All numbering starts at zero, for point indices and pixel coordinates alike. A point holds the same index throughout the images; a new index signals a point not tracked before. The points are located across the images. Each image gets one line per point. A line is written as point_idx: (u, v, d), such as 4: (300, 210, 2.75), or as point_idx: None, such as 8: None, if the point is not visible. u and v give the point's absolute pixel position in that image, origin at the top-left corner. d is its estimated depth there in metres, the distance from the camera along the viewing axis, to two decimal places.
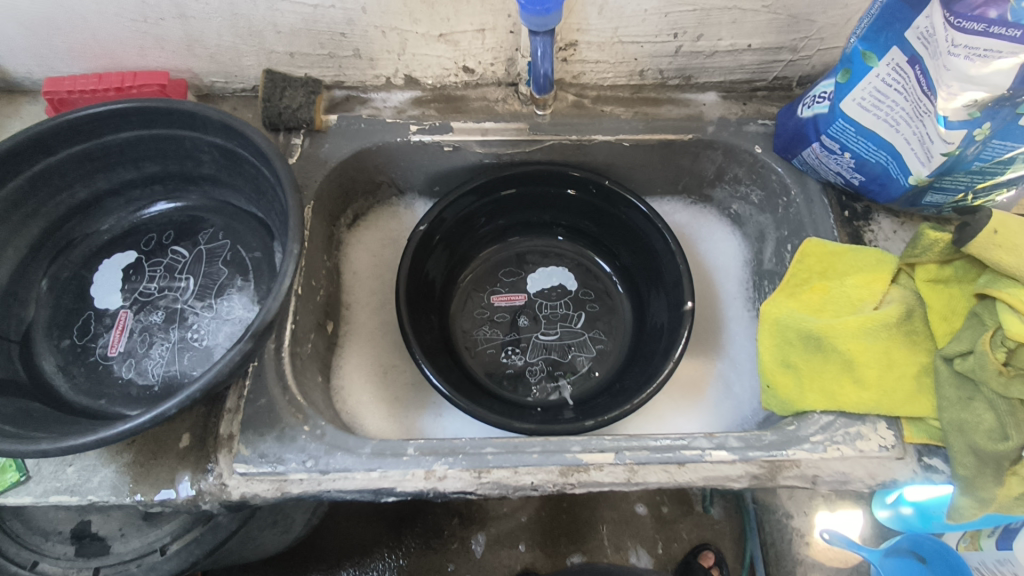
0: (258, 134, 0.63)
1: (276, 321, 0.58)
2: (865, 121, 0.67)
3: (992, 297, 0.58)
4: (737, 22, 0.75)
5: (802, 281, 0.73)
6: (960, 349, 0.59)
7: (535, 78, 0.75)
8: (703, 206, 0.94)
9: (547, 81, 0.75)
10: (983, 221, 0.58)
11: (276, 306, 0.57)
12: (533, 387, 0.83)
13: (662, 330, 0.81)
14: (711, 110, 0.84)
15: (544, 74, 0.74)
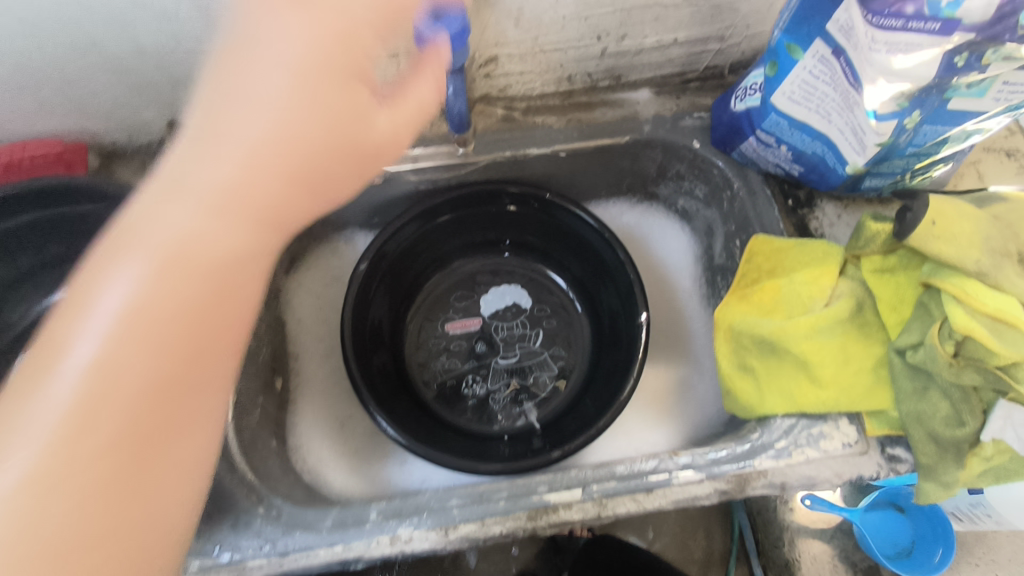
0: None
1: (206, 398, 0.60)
2: (798, 114, 0.65)
3: (937, 287, 0.58)
4: (661, 19, 0.72)
5: (751, 280, 0.71)
6: (911, 341, 0.59)
7: (452, 116, 0.71)
8: (650, 203, 0.92)
9: (462, 118, 0.72)
10: (922, 210, 0.56)
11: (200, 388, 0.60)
12: (498, 415, 0.82)
13: (621, 342, 0.80)
14: (646, 108, 0.81)
15: (459, 113, 0.71)
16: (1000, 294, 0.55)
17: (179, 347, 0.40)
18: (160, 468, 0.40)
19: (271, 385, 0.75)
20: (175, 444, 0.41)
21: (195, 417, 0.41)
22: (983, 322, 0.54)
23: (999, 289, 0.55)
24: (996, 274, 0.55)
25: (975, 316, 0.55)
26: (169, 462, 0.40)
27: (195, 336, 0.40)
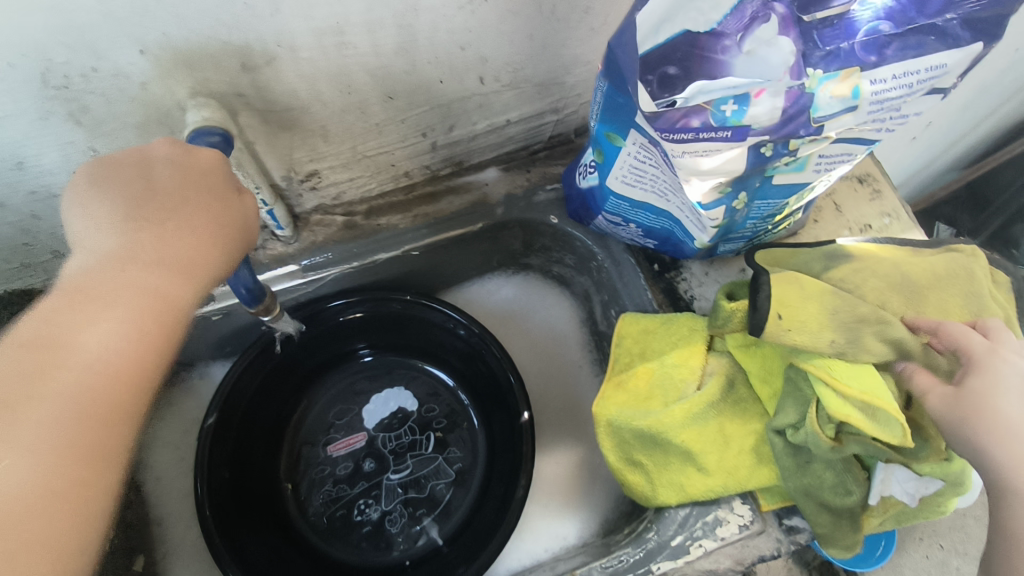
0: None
1: None
2: (637, 196, 0.61)
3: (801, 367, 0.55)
4: (484, 105, 0.68)
5: (625, 365, 0.68)
6: (788, 421, 0.56)
7: (237, 289, 0.57)
8: (525, 275, 0.88)
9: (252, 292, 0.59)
10: (766, 305, 0.55)
11: None
12: (397, 538, 0.76)
13: (513, 441, 0.74)
14: (495, 188, 0.77)
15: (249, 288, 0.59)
16: (862, 369, 0.53)
17: (88, 429, 0.41)
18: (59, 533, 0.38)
19: (127, 569, 0.67)
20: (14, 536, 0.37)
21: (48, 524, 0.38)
22: (855, 405, 0.52)
23: (860, 364, 0.53)
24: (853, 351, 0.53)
25: (847, 401, 0.52)
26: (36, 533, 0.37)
27: (118, 415, 0.43)
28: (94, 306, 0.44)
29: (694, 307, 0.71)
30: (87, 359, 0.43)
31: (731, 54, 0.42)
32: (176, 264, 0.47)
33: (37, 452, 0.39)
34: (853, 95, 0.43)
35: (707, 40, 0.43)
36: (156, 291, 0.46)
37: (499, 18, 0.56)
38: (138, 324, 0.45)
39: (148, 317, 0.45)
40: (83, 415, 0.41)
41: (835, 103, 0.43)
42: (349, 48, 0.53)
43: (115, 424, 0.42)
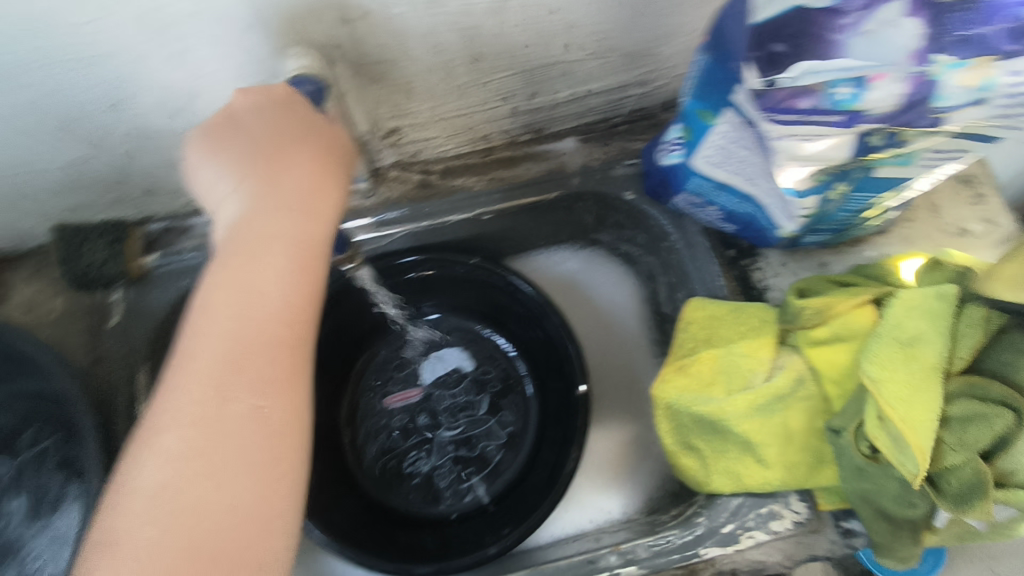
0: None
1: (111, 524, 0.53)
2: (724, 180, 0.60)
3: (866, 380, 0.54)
4: (569, 73, 0.66)
5: (689, 350, 0.66)
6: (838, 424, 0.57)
7: None
8: (592, 250, 0.87)
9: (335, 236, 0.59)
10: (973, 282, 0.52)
11: None
12: (445, 493, 0.78)
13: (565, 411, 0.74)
14: (572, 159, 0.76)
15: None
16: (915, 399, 0.51)
17: (262, 367, 0.45)
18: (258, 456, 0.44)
19: None
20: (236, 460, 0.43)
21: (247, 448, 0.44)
22: (891, 430, 0.52)
23: (916, 387, 0.51)
24: (913, 367, 0.52)
25: (883, 425, 0.52)
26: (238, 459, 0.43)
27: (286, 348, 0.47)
28: (252, 262, 0.46)
29: (767, 297, 0.70)
30: (257, 307, 0.46)
31: (846, 35, 0.40)
32: (317, 208, 0.49)
33: (227, 390, 0.44)
34: (984, 86, 0.40)
35: (824, 17, 0.40)
36: (303, 237, 0.48)
37: None
38: (294, 268, 0.47)
39: (300, 262, 0.48)
40: (253, 354, 0.45)
41: (963, 93, 0.40)
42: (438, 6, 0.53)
43: (291, 361, 0.46)
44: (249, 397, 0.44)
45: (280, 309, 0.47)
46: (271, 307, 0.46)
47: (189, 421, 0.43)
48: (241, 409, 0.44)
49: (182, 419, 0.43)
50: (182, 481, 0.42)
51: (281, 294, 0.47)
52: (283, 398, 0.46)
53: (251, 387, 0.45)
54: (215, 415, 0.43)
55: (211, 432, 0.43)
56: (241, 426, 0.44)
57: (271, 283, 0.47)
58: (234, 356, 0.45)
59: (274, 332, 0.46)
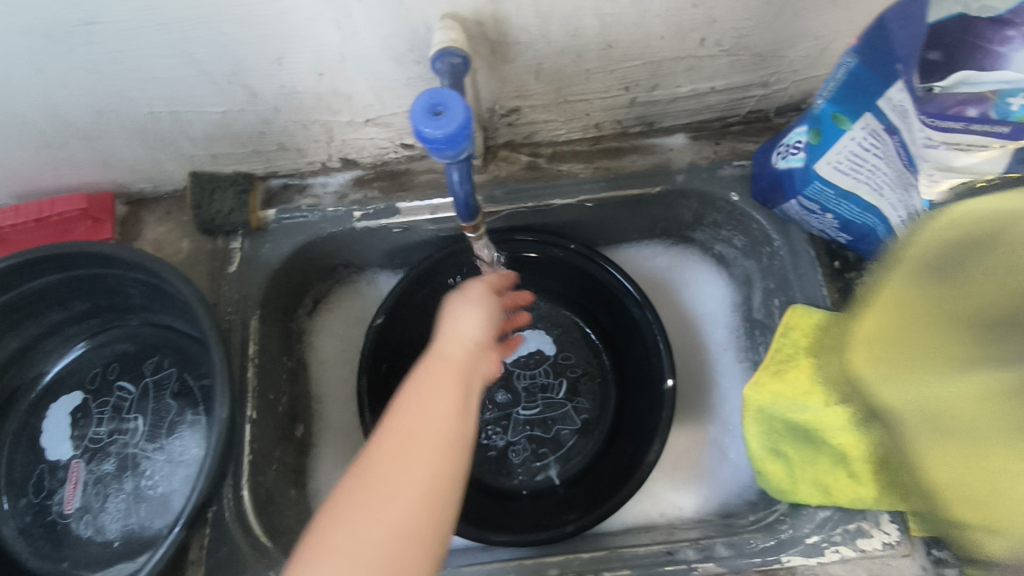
0: (184, 283, 0.60)
1: (230, 452, 0.57)
2: (841, 184, 0.58)
3: None
4: (695, 68, 0.66)
5: (785, 357, 0.65)
6: None
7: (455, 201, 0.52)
8: (684, 248, 0.87)
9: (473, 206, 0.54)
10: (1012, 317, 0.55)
11: (219, 435, 0.56)
12: (518, 469, 0.80)
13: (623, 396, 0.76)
14: (680, 155, 0.76)
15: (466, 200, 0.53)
16: None
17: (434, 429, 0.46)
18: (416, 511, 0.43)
19: (291, 434, 0.76)
20: (400, 521, 0.42)
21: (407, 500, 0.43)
22: None
23: None
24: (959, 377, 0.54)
25: None
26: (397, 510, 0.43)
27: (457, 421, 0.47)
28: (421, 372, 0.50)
29: None
30: (425, 401, 0.48)
31: (1012, 47, 0.44)
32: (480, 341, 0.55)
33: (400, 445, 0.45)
34: None
35: (986, 26, 0.45)
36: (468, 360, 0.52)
37: None
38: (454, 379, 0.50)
39: (459, 375, 0.50)
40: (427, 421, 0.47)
41: None
42: None
43: (451, 450, 0.46)
44: (411, 479, 0.44)
45: (451, 394, 0.49)
46: (435, 402, 0.48)
47: (354, 498, 0.43)
48: (402, 489, 0.43)
49: (348, 495, 0.43)
50: (341, 553, 0.41)
51: (443, 397, 0.48)
52: (440, 482, 0.44)
53: (412, 469, 0.44)
54: (377, 493, 0.43)
55: (371, 508, 0.42)
56: (411, 487, 0.43)
57: (434, 386, 0.49)
58: (400, 439, 0.45)
59: (436, 422, 0.46)
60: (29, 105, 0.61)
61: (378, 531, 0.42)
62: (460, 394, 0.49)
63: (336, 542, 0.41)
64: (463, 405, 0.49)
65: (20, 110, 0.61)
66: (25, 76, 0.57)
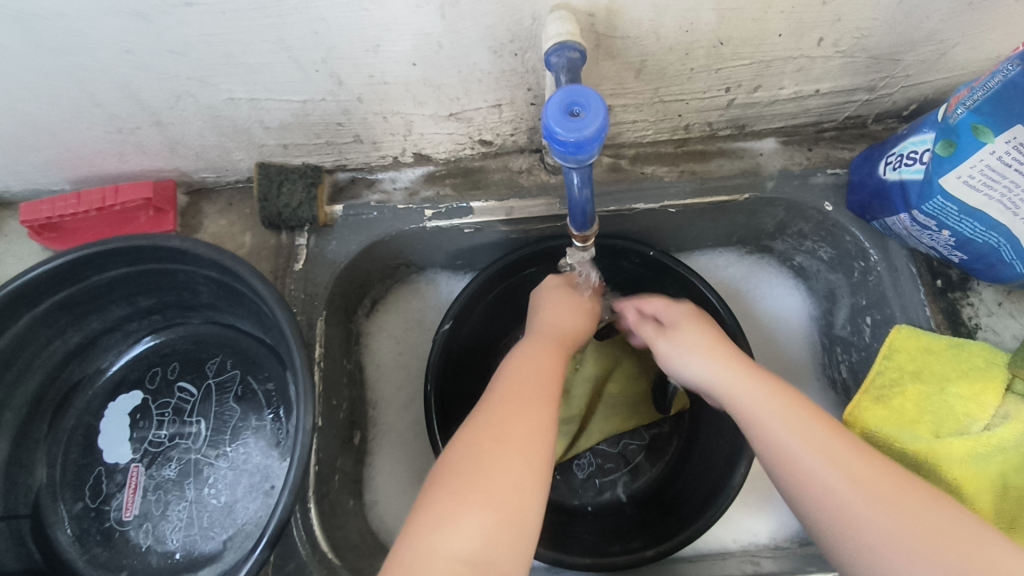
0: (263, 285, 0.57)
1: (310, 467, 0.54)
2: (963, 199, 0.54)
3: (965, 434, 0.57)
4: (804, 70, 0.62)
5: (890, 380, 0.62)
6: None
7: (573, 207, 0.49)
8: (760, 256, 0.82)
9: (587, 215, 0.50)
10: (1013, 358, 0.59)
11: (304, 446, 0.53)
12: (582, 484, 0.77)
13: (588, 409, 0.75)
14: (770, 160, 0.72)
15: (583, 208, 0.50)
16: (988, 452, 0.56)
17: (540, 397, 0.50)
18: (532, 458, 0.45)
19: (351, 440, 0.72)
20: (522, 467, 0.44)
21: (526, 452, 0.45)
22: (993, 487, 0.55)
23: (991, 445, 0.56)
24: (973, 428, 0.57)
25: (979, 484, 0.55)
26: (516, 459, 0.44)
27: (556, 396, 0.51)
28: (530, 344, 0.57)
29: (976, 336, 0.65)
30: (528, 372, 0.52)
31: None
32: (574, 332, 0.62)
33: (513, 407, 0.48)
34: None
35: None
36: (575, 329, 0.63)
37: None
38: (555, 358, 0.56)
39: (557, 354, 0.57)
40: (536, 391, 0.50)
41: None
42: None
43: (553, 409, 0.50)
44: (531, 432, 0.47)
45: (552, 362, 0.55)
46: (539, 372, 0.53)
47: (483, 442, 0.45)
48: (528, 434, 0.46)
49: (471, 447, 0.45)
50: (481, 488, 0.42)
51: (542, 369, 0.53)
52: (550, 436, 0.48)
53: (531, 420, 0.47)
54: (502, 441, 0.45)
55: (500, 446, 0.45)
56: (529, 442, 0.46)
57: (535, 360, 0.54)
58: (513, 400, 0.49)
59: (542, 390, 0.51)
60: (106, 88, 0.57)
61: (509, 464, 0.44)
62: (561, 371, 0.54)
63: (475, 475, 0.43)
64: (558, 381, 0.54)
65: (95, 93, 0.58)
66: (107, 57, 0.53)
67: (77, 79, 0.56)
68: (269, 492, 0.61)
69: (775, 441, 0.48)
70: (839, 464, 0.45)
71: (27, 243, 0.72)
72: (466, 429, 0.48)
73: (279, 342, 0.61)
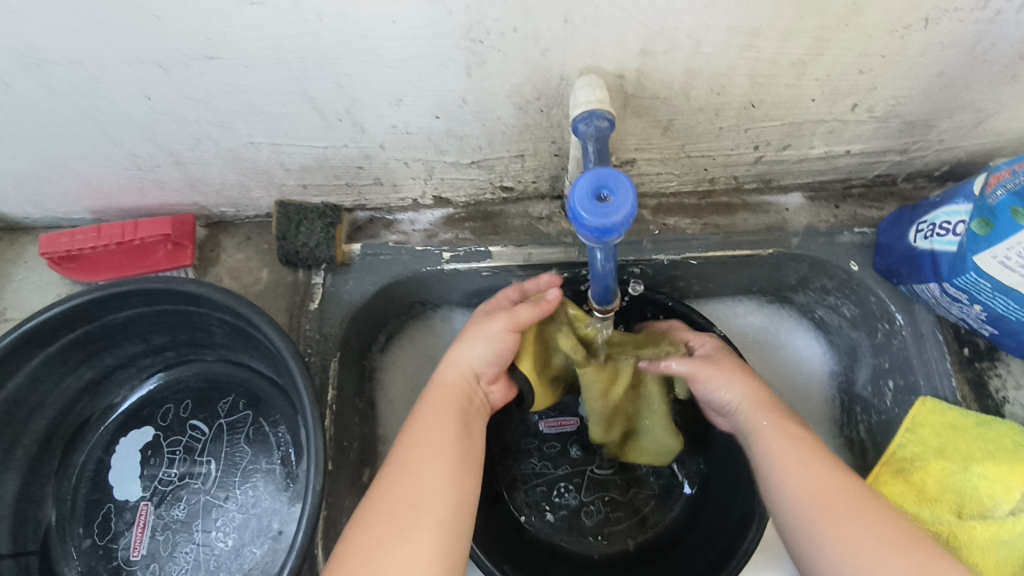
0: (281, 337, 0.56)
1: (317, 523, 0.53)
2: (996, 274, 0.53)
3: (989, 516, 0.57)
4: (835, 132, 0.61)
5: (913, 455, 0.61)
6: None
7: (596, 280, 0.52)
8: (781, 307, 0.80)
9: (610, 289, 0.53)
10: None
11: (312, 503, 0.53)
12: (590, 532, 0.74)
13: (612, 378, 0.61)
14: (796, 216, 0.70)
15: (605, 283, 0.52)
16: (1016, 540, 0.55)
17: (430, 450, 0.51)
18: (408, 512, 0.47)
19: (360, 480, 0.72)
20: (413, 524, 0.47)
21: (409, 503, 0.47)
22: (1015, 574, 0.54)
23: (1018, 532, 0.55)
24: (1000, 511, 0.56)
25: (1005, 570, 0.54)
26: (399, 511, 0.47)
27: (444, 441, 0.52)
28: (429, 395, 0.55)
29: (1003, 409, 0.64)
30: (426, 421, 0.53)
31: None
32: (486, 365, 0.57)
33: (405, 464, 0.50)
34: None
35: None
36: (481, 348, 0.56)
37: (923, 48, 0.50)
38: (447, 405, 0.54)
39: (459, 394, 0.55)
40: (427, 445, 0.51)
41: None
42: (750, 52, 0.49)
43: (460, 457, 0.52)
44: (415, 487, 0.48)
45: (448, 405, 0.54)
46: (434, 422, 0.53)
47: (384, 500, 0.48)
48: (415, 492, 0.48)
49: (372, 510, 0.48)
50: (391, 541, 0.46)
51: (434, 420, 0.53)
52: (442, 486, 0.49)
53: (432, 469, 0.50)
54: (390, 502, 0.48)
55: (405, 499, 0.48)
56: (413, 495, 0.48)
57: (440, 410, 0.54)
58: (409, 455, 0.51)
59: (448, 435, 0.52)
60: (128, 130, 0.57)
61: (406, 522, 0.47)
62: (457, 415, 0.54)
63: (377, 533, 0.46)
64: (465, 428, 0.54)
65: (117, 134, 0.58)
66: (129, 102, 0.53)
67: (100, 121, 0.56)
68: (277, 537, 0.61)
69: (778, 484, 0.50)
70: (826, 505, 0.47)
71: (46, 271, 0.72)
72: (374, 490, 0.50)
73: (290, 387, 0.60)
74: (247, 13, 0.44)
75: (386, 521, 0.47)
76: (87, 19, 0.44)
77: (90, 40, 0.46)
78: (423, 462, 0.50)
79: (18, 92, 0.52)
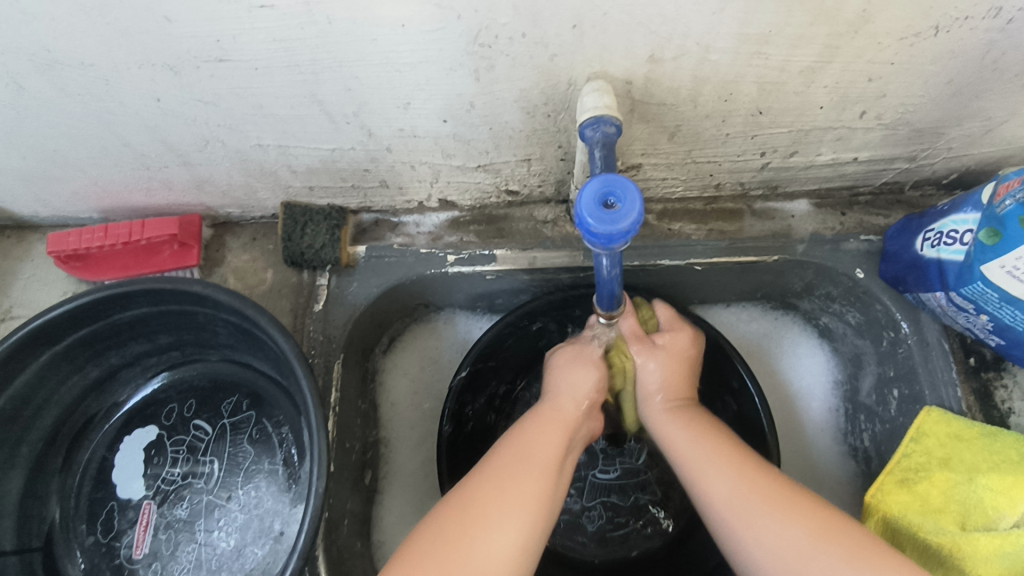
0: (284, 337, 0.56)
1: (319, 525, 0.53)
2: (1003, 284, 0.52)
3: (994, 529, 0.56)
4: (843, 139, 0.60)
5: (918, 465, 0.61)
6: None
7: (601, 289, 0.53)
8: (786, 313, 0.80)
9: (614, 296, 0.54)
10: None
11: (314, 507, 0.52)
12: (590, 537, 0.74)
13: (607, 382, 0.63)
14: (802, 223, 0.70)
15: (609, 291, 0.54)
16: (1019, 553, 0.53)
17: (530, 466, 0.51)
18: (490, 512, 0.47)
19: (362, 481, 0.72)
20: (496, 526, 0.46)
21: (498, 506, 0.47)
22: None
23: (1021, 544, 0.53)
24: (1005, 524, 0.56)
25: None
26: (488, 510, 0.47)
27: (546, 465, 0.51)
28: (534, 418, 0.56)
29: (1009, 420, 0.64)
30: (531, 438, 0.53)
31: None
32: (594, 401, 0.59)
33: (501, 469, 0.50)
34: None
35: None
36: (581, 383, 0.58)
37: (933, 57, 0.50)
38: (552, 433, 0.54)
39: (566, 426, 0.55)
40: (529, 460, 0.51)
41: None
42: (758, 59, 0.49)
43: (557, 482, 0.51)
44: (509, 496, 0.48)
45: (554, 435, 0.54)
46: (537, 440, 0.53)
47: (472, 496, 0.48)
48: (507, 496, 0.48)
49: (458, 502, 0.48)
50: (467, 535, 0.46)
51: (539, 442, 0.53)
52: (537, 507, 0.48)
53: (526, 482, 0.49)
54: (480, 502, 0.48)
55: (495, 494, 0.48)
56: (500, 496, 0.48)
57: (551, 427, 0.54)
58: (510, 463, 0.51)
59: (550, 458, 0.52)
60: (137, 130, 0.57)
61: (489, 521, 0.47)
62: (561, 446, 0.53)
63: (458, 529, 0.46)
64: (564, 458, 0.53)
65: (127, 135, 0.58)
66: (139, 104, 0.54)
67: (110, 121, 0.56)
68: (278, 539, 0.61)
69: (700, 488, 0.52)
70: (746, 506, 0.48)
71: (53, 269, 0.73)
72: (457, 488, 0.50)
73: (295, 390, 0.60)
74: (257, 17, 0.44)
75: (464, 516, 0.47)
76: (100, 21, 0.44)
77: (103, 42, 0.46)
78: (519, 475, 0.50)
79: (30, 92, 0.52)
